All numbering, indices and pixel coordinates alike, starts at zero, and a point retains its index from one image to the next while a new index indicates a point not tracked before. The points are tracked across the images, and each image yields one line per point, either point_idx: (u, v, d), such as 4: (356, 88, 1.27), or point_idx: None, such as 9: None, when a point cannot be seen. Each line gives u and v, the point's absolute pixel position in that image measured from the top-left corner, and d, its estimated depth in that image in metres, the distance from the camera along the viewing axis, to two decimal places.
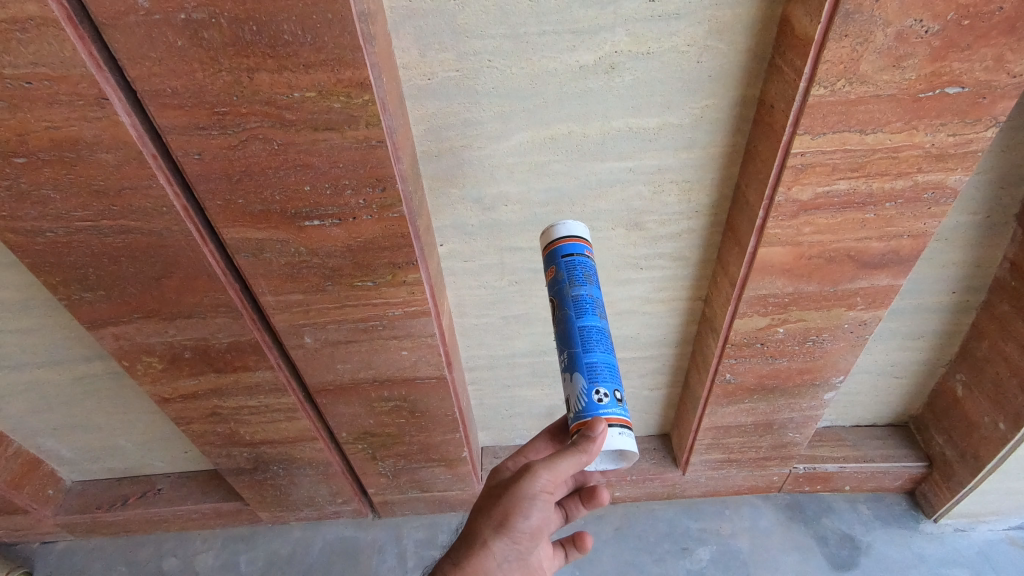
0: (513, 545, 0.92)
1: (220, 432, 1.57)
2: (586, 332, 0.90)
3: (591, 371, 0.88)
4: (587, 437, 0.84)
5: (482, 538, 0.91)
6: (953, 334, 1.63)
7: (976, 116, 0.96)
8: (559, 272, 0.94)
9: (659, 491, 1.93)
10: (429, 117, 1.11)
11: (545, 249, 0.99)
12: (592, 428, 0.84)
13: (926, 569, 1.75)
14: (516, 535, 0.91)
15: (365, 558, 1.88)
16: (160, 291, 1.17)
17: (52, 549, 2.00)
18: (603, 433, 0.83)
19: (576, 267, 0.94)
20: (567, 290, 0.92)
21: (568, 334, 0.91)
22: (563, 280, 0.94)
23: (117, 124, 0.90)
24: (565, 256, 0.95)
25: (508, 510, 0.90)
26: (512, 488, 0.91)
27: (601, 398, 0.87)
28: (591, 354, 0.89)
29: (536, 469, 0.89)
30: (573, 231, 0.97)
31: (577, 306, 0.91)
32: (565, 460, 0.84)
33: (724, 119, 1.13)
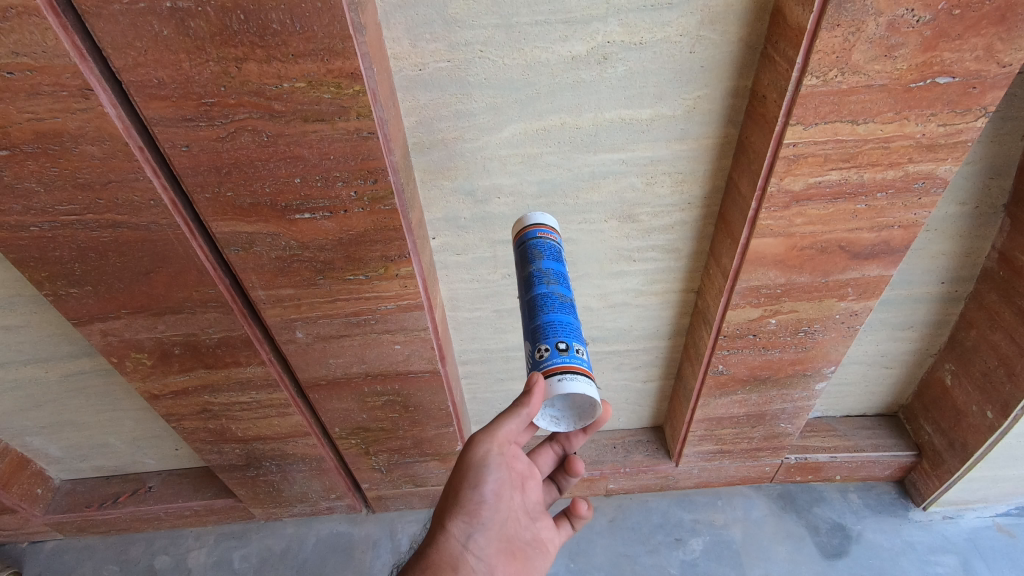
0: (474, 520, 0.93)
1: (211, 429, 1.56)
2: (534, 299, 0.93)
3: (537, 333, 0.89)
4: (525, 392, 0.84)
5: (441, 520, 0.93)
6: (942, 324, 1.64)
7: (966, 106, 0.97)
8: (522, 257, 1.01)
9: (653, 483, 1.94)
10: (420, 108, 1.10)
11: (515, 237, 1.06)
12: (529, 381, 0.84)
13: (915, 556, 1.78)
14: (473, 508, 0.93)
15: (359, 554, 1.87)
16: (148, 286, 1.15)
17: (41, 549, 1.98)
18: (537, 384, 0.83)
19: (545, 248, 1.01)
20: (525, 269, 0.98)
21: (532, 297, 0.94)
22: (534, 256, 0.99)
23: (103, 116, 0.88)
24: (538, 238, 1.02)
25: (457, 487, 0.93)
26: (456, 468, 0.95)
27: (544, 353, 0.86)
28: (535, 319, 0.91)
29: (477, 438, 0.93)
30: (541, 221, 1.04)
31: (542, 274, 0.96)
32: (507, 420, 0.88)
33: (716, 110, 1.13)
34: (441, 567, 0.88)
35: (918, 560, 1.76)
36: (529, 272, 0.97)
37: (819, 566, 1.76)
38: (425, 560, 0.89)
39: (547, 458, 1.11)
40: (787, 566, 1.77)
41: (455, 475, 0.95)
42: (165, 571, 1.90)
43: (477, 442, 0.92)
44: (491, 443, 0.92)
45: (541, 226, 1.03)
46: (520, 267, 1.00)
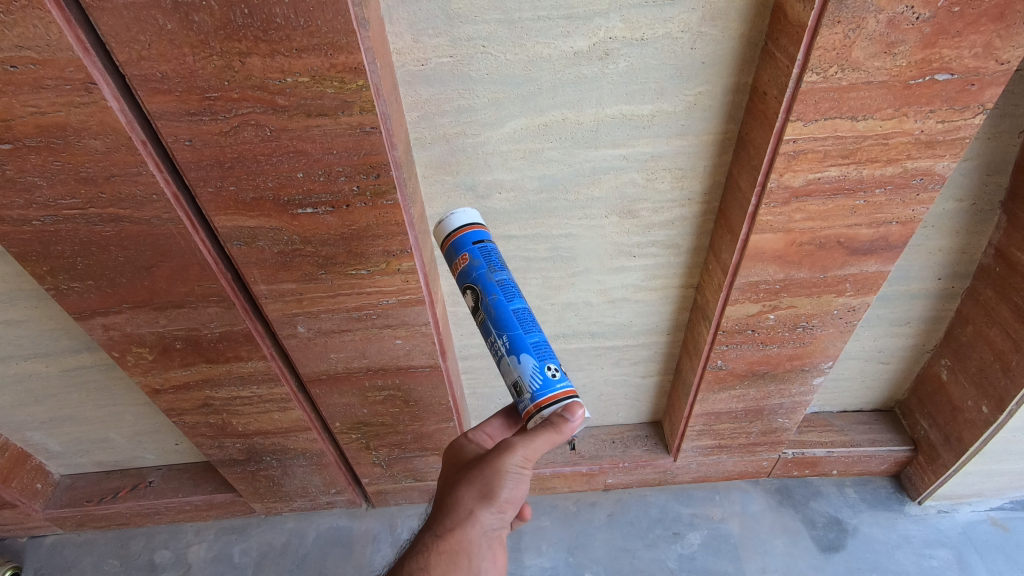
0: (500, 517, 0.88)
1: (212, 423, 1.56)
2: (519, 313, 0.90)
3: (537, 349, 0.88)
4: (564, 417, 0.86)
5: (466, 509, 0.87)
6: (938, 319, 1.66)
7: (964, 103, 0.97)
8: (473, 260, 0.93)
9: (651, 477, 1.95)
10: (422, 103, 1.10)
11: (442, 245, 0.99)
12: (570, 411, 0.86)
13: (911, 550, 1.79)
14: (502, 507, 0.88)
15: (359, 548, 1.88)
16: (150, 280, 1.15)
17: (41, 543, 1.98)
18: (580, 412, 0.86)
19: (483, 254, 0.94)
20: (488, 277, 0.92)
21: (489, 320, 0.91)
22: (477, 267, 0.93)
23: (106, 110, 0.88)
24: (473, 244, 0.95)
25: (490, 481, 0.87)
26: (490, 459, 0.89)
27: (554, 373, 0.88)
28: (529, 335, 0.89)
29: (523, 442, 0.86)
30: (471, 218, 0.97)
31: (489, 290, 0.91)
32: (541, 437, 0.85)
33: (717, 106, 1.13)
34: (458, 554, 0.85)
35: (914, 553, 1.78)
36: (497, 283, 0.91)
37: (816, 560, 1.78)
38: (444, 544, 0.86)
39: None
40: (784, 559, 1.79)
41: (487, 465, 0.89)
42: (165, 566, 1.90)
43: (521, 447, 0.86)
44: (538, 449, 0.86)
45: (472, 228, 0.96)
46: (469, 275, 0.93)
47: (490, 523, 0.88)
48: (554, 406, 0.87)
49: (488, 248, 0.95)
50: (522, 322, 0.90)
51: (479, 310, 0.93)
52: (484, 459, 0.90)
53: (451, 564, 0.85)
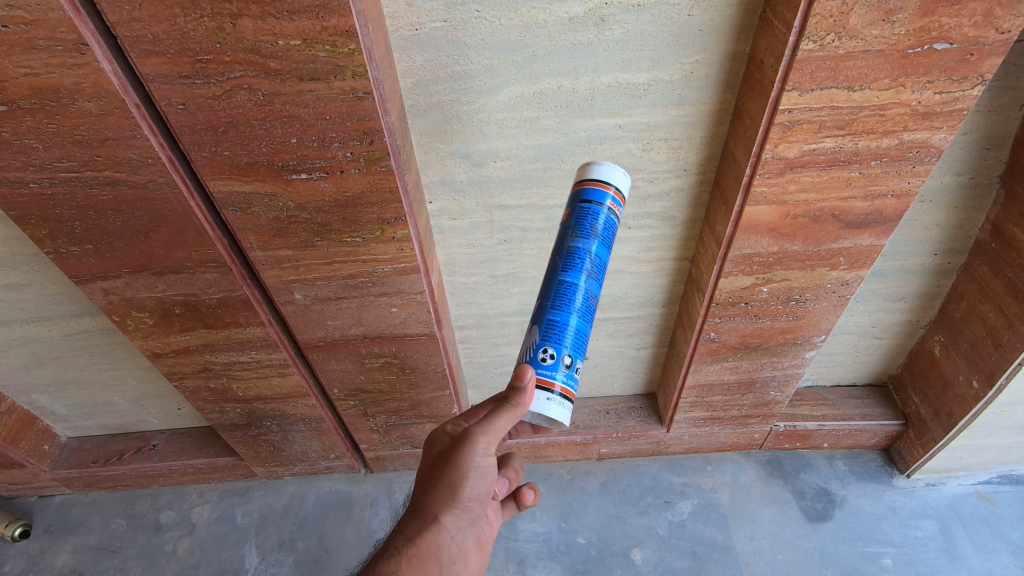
0: (463, 513, 1.01)
1: (212, 388, 1.59)
2: (564, 287, 0.94)
3: (551, 333, 0.94)
4: (517, 389, 0.91)
5: (431, 514, 0.99)
6: (933, 295, 1.66)
7: (962, 74, 0.96)
8: (570, 215, 0.96)
9: (644, 448, 1.99)
10: (416, 69, 1.09)
11: (575, 185, 0.98)
12: (520, 377, 0.91)
13: (896, 520, 1.83)
14: (464, 504, 1.00)
15: (358, 511, 1.93)
16: (148, 245, 1.17)
17: (49, 502, 2.03)
18: (528, 387, 0.91)
19: (597, 218, 0.94)
20: (568, 239, 0.95)
21: (560, 291, 0.94)
22: (573, 226, 0.95)
23: (98, 71, 0.88)
24: (587, 202, 0.94)
25: (451, 483, 0.97)
26: (450, 460, 0.96)
27: (545, 359, 0.93)
28: (555, 313, 0.94)
29: (471, 437, 0.95)
30: (603, 176, 0.95)
31: (577, 267, 0.94)
32: (504, 415, 0.92)
33: (714, 75, 1.12)
34: (427, 555, 0.96)
35: (899, 524, 1.82)
36: (570, 248, 0.94)
37: (803, 529, 1.82)
38: (413, 548, 0.96)
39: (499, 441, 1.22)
40: (771, 528, 1.83)
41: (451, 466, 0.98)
42: (170, 525, 1.96)
43: (472, 438, 0.95)
44: (483, 445, 0.95)
45: (618, 194, 0.95)
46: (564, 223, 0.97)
47: (453, 522, 1.00)
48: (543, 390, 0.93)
49: (609, 219, 0.95)
50: (552, 295, 0.94)
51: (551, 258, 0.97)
52: (442, 461, 0.98)
53: (421, 565, 0.95)
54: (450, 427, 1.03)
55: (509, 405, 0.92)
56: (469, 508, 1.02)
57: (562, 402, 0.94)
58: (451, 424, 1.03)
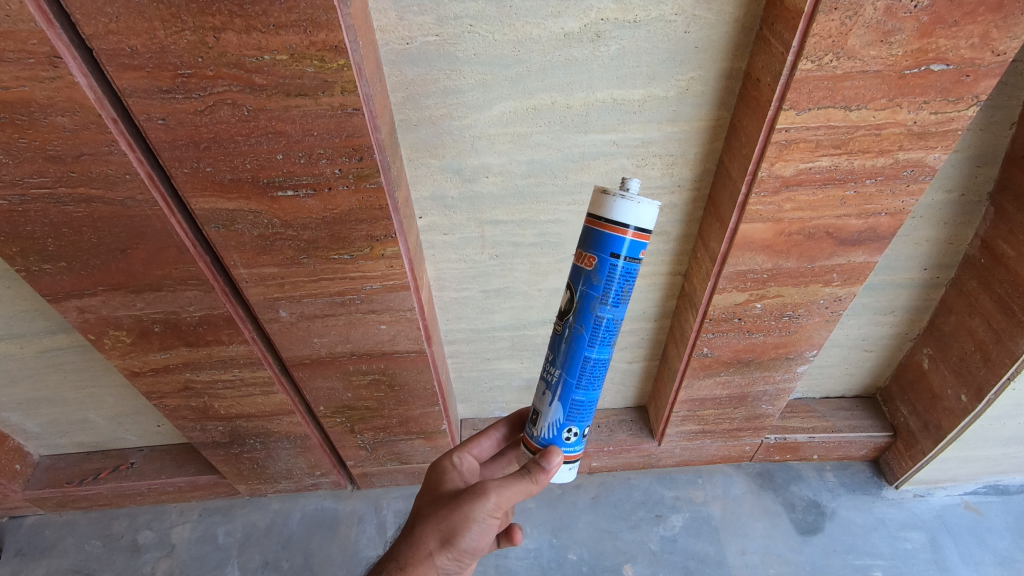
0: (454, 562, 0.94)
1: (193, 406, 1.54)
2: (588, 363, 0.90)
3: (571, 408, 0.93)
4: (541, 467, 0.92)
5: (427, 551, 0.91)
6: (923, 308, 1.67)
7: (958, 94, 0.96)
8: (596, 274, 0.83)
9: (635, 461, 1.97)
10: (407, 83, 1.06)
11: (590, 219, 0.82)
12: (548, 460, 0.93)
13: (886, 532, 1.83)
14: (459, 554, 0.93)
15: (344, 528, 1.89)
16: (126, 263, 1.12)
17: (21, 524, 1.96)
18: (556, 467, 0.93)
19: (620, 274, 0.82)
20: (594, 308, 0.85)
21: (580, 369, 0.90)
22: (595, 286, 0.84)
23: (73, 85, 0.84)
24: (609, 255, 0.81)
25: (457, 528, 0.90)
26: (464, 502, 0.91)
27: (569, 436, 0.96)
28: (577, 392, 0.92)
29: (488, 490, 0.90)
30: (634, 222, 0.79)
31: (597, 340, 0.88)
32: (523, 482, 0.91)
33: (709, 92, 1.11)
34: None
35: (888, 536, 1.82)
36: (597, 319, 0.86)
37: (795, 542, 1.81)
38: None
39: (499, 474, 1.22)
40: (763, 541, 1.82)
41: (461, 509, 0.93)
42: (148, 546, 1.89)
43: (490, 493, 0.90)
44: (497, 502, 0.90)
45: (640, 236, 0.80)
46: (580, 279, 0.85)
47: (443, 567, 0.93)
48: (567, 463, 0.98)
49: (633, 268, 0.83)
50: (573, 371, 0.91)
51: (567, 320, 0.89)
52: (455, 501, 0.92)
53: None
54: (456, 459, 1.08)
55: (528, 476, 0.92)
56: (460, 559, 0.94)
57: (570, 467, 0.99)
58: (458, 458, 1.08)
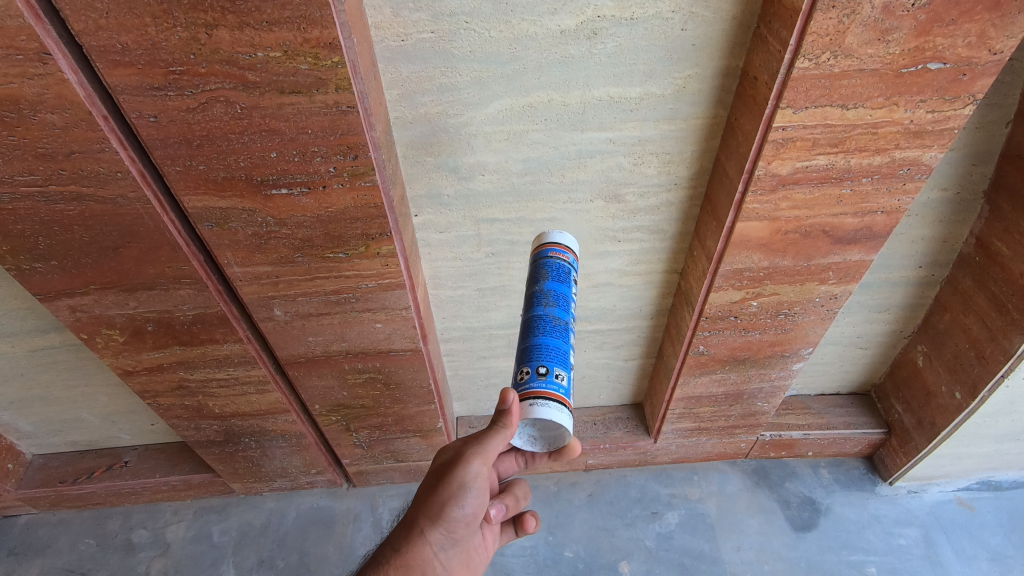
0: (449, 535, 1.01)
1: (187, 405, 1.53)
2: (532, 319, 0.98)
3: (525, 354, 0.95)
4: (502, 412, 0.89)
5: (420, 530, 0.98)
6: (917, 306, 1.67)
7: (954, 93, 0.96)
8: (531, 275, 1.06)
9: (631, 458, 1.97)
10: (402, 81, 1.05)
11: (534, 251, 1.09)
12: (502, 399, 0.89)
13: (880, 528, 1.85)
14: (452, 526, 1.00)
15: (340, 527, 1.88)
16: (118, 261, 1.11)
17: (14, 523, 1.95)
18: (511, 399, 0.88)
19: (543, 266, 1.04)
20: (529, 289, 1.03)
21: (531, 324, 0.98)
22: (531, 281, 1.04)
23: (63, 82, 0.83)
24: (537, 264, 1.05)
25: (444, 504, 0.97)
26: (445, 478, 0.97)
27: (527, 375, 0.92)
28: (527, 338, 0.97)
29: (466, 459, 0.95)
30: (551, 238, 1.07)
31: (535, 301, 1.00)
32: (493, 436, 0.92)
33: (706, 90, 1.11)
34: (412, 568, 0.95)
35: (883, 532, 1.83)
36: (532, 291, 1.01)
37: (790, 538, 1.82)
38: (400, 557, 0.96)
39: (507, 465, 1.20)
40: (758, 538, 1.83)
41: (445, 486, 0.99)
42: (143, 545, 1.88)
43: (467, 460, 0.94)
44: (477, 467, 0.94)
45: (560, 249, 1.06)
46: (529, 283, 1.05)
47: (438, 542, 1.00)
48: (535, 398, 0.90)
49: (560, 266, 1.04)
50: (525, 331, 0.99)
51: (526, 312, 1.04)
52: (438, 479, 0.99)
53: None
54: None
55: (495, 428, 0.91)
56: (456, 528, 1.00)
57: (552, 403, 0.90)
58: None
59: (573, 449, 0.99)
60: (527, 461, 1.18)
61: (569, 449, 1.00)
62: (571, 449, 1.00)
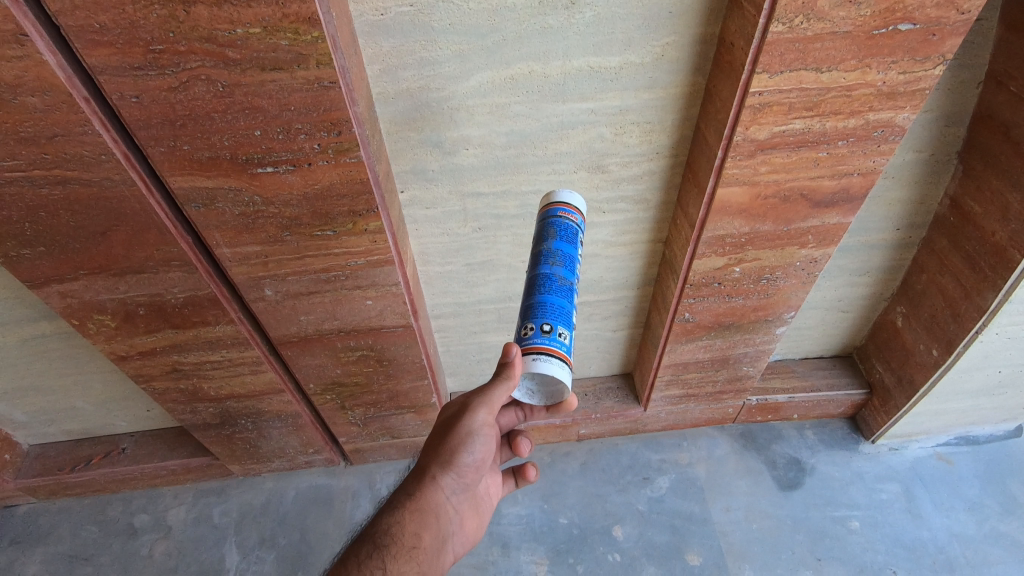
0: (459, 480, 1.08)
1: (182, 388, 1.54)
2: (538, 278, 1.00)
3: (530, 310, 0.98)
4: (506, 363, 0.93)
5: (432, 476, 1.05)
6: (896, 268, 1.72)
7: (925, 54, 0.98)
8: (537, 231, 1.07)
9: (622, 426, 2.02)
10: (383, 56, 1.06)
11: (542, 209, 1.09)
12: (507, 352, 0.93)
13: (863, 484, 1.91)
14: (461, 471, 1.06)
15: (339, 503, 1.92)
16: (106, 245, 1.11)
17: (14, 512, 1.96)
18: (515, 355, 0.93)
19: (552, 225, 1.04)
20: (537, 246, 1.04)
21: (536, 282, 1.00)
22: (538, 238, 1.05)
23: (41, 64, 0.83)
24: (543, 221, 1.06)
25: (455, 451, 1.04)
26: (455, 427, 1.03)
27: (529, 331, 0.95)
28: (533, 296, 0.99)
29: (474, 407, 1.01)
30: (564, 199, 1.07)
31: (544, 261, 1.01)
32: (498, 387, 0.96)
33: (684, 57, 1.12)
34: (427, 511, 1.02)
35: (865, 488, 1.90)
36: (539, 250, 1.03)
37: (777, 497, 1.89)
38: (415, 502, 1.02)
39: (506, 419, 1.21)
40: (746, 498, 1.89)
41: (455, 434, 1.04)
42: (145, 529, 1.91)
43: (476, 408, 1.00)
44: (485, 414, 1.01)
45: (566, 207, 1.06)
46: (535, 241, 1.06)
47: (449, 487, 1.07)
48: (537, 354, 0.93)
49: (567, 224, 1.04)
50: (530, 287, 1.01)
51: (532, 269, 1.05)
52: (448, 428, 1.04)
53: (420, 524, 1.00)
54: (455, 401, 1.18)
55: (500, 380, 0.94)
56: (464, 473, 1.07)
57: (553, 360, 0.93)
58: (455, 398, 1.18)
59: (568, 404, 1.03)
60: (526, 415, 1.20)
61: (564, 405, 1.03)
62: (568, 405, 1.03)
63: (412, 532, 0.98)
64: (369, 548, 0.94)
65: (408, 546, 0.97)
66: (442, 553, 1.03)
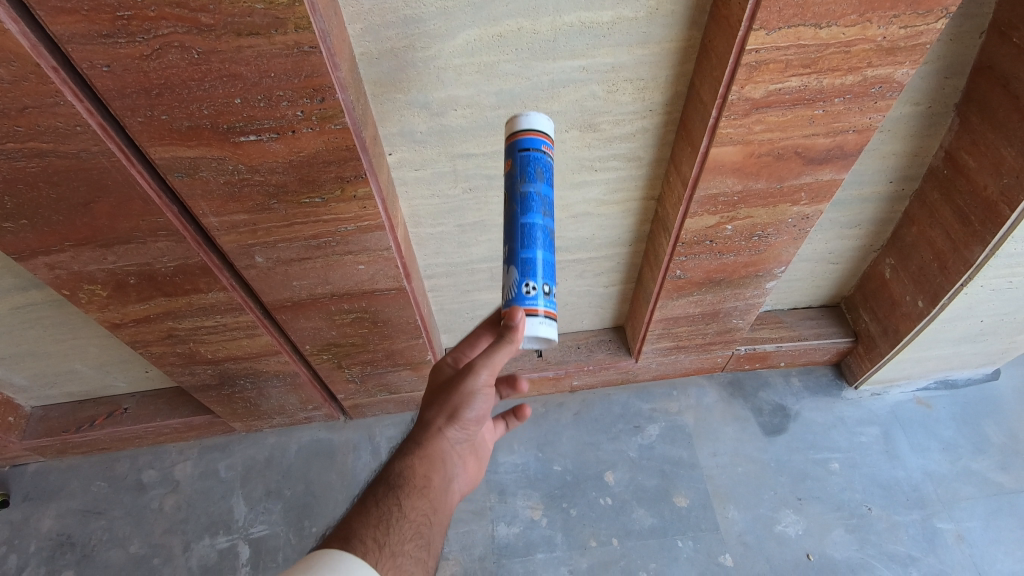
0: (464, 432, 1.09)
1: (179, 352, 1.56)
2: (529, 228, 0.97)
3: (524, 266, 0.96)
4: (509, 327, 0.94)
5: (437, 427, 1.06)
6: (887, 220, 1.72)
7: (928, 7, 0.95)
8: (515, 166, 0.99)
9: (614, 377, 2.07)
10: (364, 14, 1.01)
11: (508, 138, 1.02)
12: (513, 317, 0.94)
13: (845, 428, 1.99)
14: (466, 424, 1.08)
15: (341, 456, 1.98)
16: (90, 217, 1.09)
17: (24, 471, 2.02)
18: (522, 322, 0.94)
19: (532, 163, 0.98)
20: (518, 185, 0.97)
21: (525, 232, 0.97)
22: (515, 173, 0.98)
23: (3, 33, 0.78)
24: (517, 152, 0.99)
25: (458, 405, 1.04)
26: (458, 384, 1.03)
27: (529, 290, 0.96)
28: (526, 249, 0.97)
29: (476, 367, 1.00)
30: (536, 124, 1.00)
31: (532, 208, 0.97)
32: (500, 349, 0.96)
33: (679, 11, 1.08)
34: (435, 458, 1.04)
35: (847, 431, 1.98)
36: (523, 191, 0.97)
37: (761, 442, 1.97)
38: (422, 451, 1.04)
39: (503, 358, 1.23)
40: (733, 443, 1.97)
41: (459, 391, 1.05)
42: (153, 484, 1.97)
43: (479, 368, 1.00)
44: (487, 373, 1.01)
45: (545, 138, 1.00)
46: (511, 177, 0.99)
47: (455, 437, 1.08)
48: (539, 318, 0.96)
49: (546, 161, 1.00)
50: (519, 236, 0.97)
51: (507, 208, 1.00)
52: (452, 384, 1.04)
53: (428, 468, 1.03)
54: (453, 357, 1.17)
55: (505, 341, 0.95)
56: (468, 426, 1.08)
57: (551, 323, 0.97)
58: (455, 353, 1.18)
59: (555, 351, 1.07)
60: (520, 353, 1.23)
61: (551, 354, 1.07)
62: None
63: (422, 474, 1.01)
64: (383, 490, 0.98)
65: (418, 487, 1.00)
66: (450, 495, 1.07)
